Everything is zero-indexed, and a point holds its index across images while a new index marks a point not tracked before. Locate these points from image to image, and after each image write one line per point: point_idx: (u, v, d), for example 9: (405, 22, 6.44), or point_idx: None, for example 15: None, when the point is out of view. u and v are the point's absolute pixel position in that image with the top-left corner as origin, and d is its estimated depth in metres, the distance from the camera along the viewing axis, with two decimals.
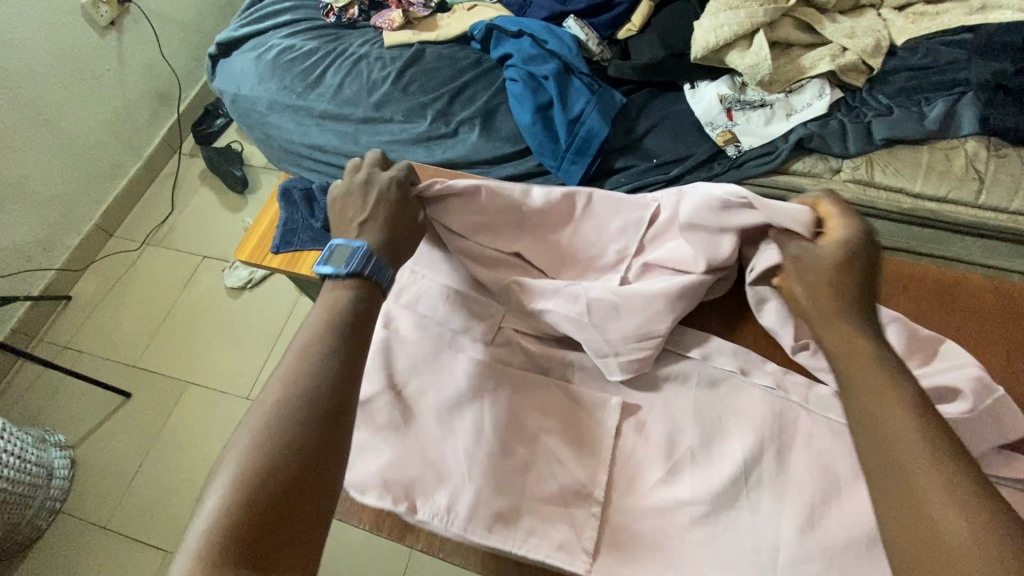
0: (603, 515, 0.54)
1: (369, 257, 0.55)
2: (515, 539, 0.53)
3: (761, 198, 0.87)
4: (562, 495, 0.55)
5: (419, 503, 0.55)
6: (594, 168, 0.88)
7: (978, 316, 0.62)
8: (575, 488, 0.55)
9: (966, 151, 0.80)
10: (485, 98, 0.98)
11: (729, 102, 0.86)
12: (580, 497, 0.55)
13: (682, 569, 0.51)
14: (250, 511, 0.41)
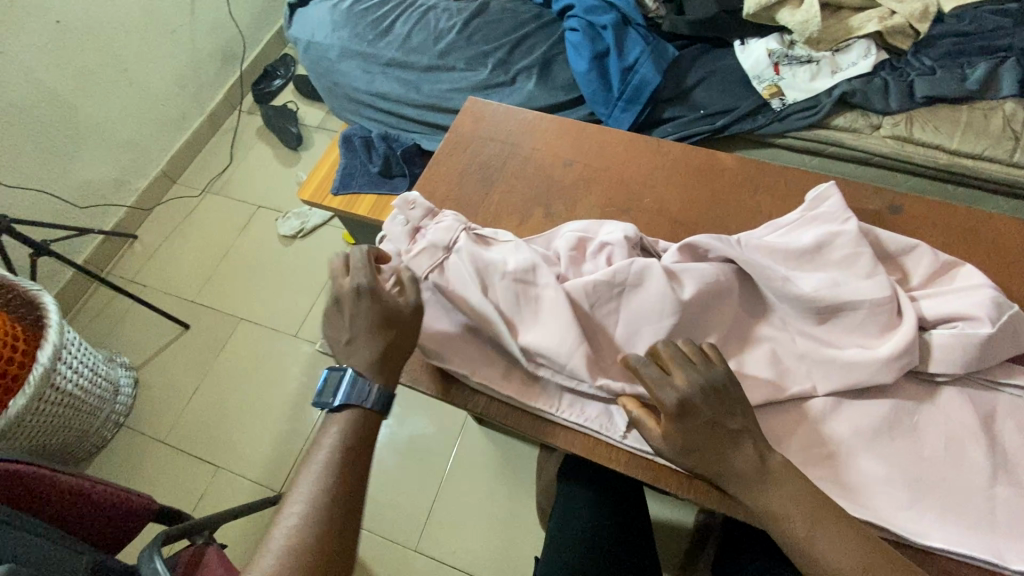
0: None
1: (359, 383, 0.56)
2: (561, 406, 0.61)
3: (800, 152, 0.92)
4: None
5: (478, 375, 0.63)
6: (643, 115, 0.95)
7: (1001, 250, 0.67)
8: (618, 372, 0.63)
9: (1005, 111, 0.84)
10: (544, 49, 1.05)
11: (776, 57, 0.91)
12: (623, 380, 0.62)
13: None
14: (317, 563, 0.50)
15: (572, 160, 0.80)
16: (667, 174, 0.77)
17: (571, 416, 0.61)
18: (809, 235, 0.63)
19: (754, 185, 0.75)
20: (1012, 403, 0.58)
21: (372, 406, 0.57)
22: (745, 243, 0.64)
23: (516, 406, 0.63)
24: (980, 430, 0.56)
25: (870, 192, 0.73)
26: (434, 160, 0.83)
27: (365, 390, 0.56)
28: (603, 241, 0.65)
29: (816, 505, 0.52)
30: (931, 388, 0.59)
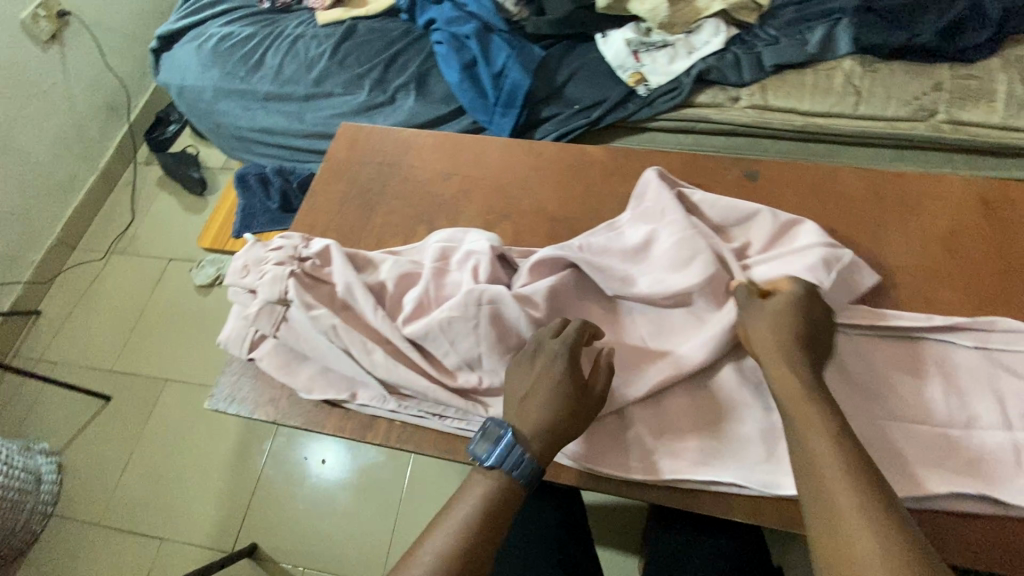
0: None
1: (514, 450, 0.53)
2: (446, 413, 0.61)
3: (673, 132, 0.96)
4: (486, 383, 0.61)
5: (358, 398, 0.63)
6: (522, 117, 0.97)
7: (850, 200, 0.71)
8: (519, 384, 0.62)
9: (844, 70, 0.89)
10: (417, 64, 1.04)
11: (634, 46, 0.95)
12: None
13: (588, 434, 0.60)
14: None
15: (449, 173, 0.80)
16: (543, 173, 0.79)
17: (446, 420, 0.61)
18: (639, 234, 0.65)
19: (624, 172, 0.77)
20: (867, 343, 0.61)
21: (519, 476, 0.53)
22: (588, 249, 0.65)
23: (401, 419, 0.62)
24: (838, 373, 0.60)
25: (726, 164, 0.76)
26: (313, 193, 0.82)
27: (517, 456, 0.53)
28: (469, 250, 0.67)
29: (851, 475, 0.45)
30: None
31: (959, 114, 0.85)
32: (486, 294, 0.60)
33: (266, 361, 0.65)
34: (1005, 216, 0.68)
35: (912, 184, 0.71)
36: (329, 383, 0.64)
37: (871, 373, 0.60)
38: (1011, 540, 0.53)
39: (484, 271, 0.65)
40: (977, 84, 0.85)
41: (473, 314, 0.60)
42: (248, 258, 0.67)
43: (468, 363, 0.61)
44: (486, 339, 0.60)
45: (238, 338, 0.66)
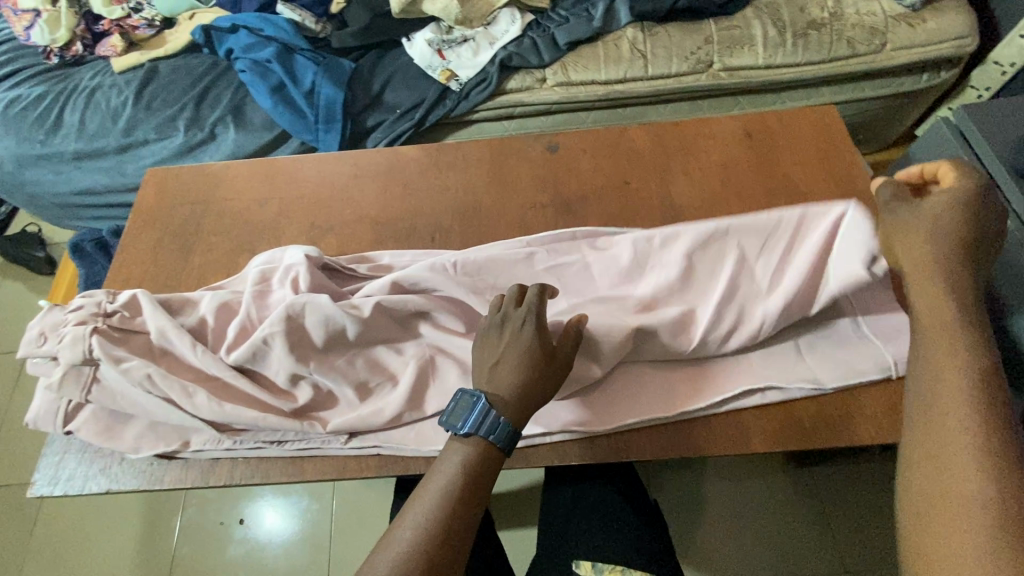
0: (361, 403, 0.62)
1: (488, 415, 0.53)
2: (285, 437, 0.61)
3: (495, 120, 1.01)
4: (320, 398, 0.62)
5: (192, 445, 0.61)
6: (347, 131, 0.97)
7: (638, 155, 0.78)
8: (358, 390, 0.62)
9: (628, 38, 0.97)
10: (229, 96, 1.02)
11: (436, 45, 0.98)
12: (363, 392, 0.62)
13: (427, 425, 0.61)
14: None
15: (267, 199, 0.79)
16: (361, 181, 0.79)
17: (286, 443, 0.61)
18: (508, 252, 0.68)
19: (439, 165, 0.80)
20: None
21: (499, 442, 0.53)
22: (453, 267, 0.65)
23: (241, 454, 0.61)
24: None
25: (530, 141, 0.81)
26: (125, 247, 0.77)
27: (493, 421, 0.53)
28: (285, 266, 0.66)
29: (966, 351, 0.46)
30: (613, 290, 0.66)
31: (730, 61, 0.96)
32: (310, 306, 0.60)
33: (85, 431, 0.62)
34: (766, 142, 0.77)
35: (689, 130, 0.79)
36: (159, 436, 0.62)
37: None
38: (806, 421, 0.60)
39: (303, 283, 0.63)
40: (740, 32, 0.96)
41: (294, 327, 0.60)
42: (43, 326, 0.63)
43: (300, 378, 0.61)
44: (313, 356, 0.61)
45: (49, 416, 0.62)
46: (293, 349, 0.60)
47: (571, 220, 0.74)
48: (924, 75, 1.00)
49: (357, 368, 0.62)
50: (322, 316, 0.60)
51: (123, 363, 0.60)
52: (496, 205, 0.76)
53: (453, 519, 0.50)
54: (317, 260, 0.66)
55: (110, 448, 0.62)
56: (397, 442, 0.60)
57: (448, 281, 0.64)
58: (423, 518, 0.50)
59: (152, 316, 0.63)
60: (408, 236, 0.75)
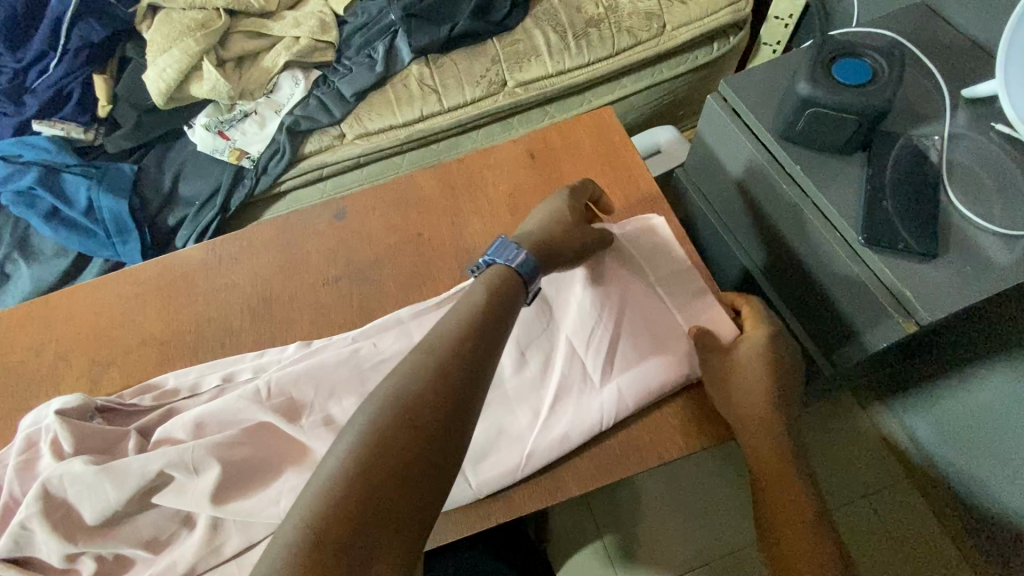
0: (156, 559, 0.56)
1: (518, 254, 0.56)
2: None
3: (306, 186, 0.96)
4: (107, 568, 0.55)
5: None
6: (148, 237, 0.92)
7: (425, 202, 0.75)
8: (151, 548, 0.56)
9: (415, 74, 0.94)
10: (11, 230, 0.93)
11: (215, 127, 0.92)
12: (158, 547, 0.56)
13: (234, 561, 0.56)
14: (354, 490, 0.37)
15: (45, 343, 0.72)
16: (144, 301, 0.74)
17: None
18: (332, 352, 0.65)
19: (226, 259, 0.75)
20: None
21: (523, 273, 0.55)
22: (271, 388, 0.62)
23: None
24: None
25: (317, 211, 0.77)
26: None
27: (522, 257, 0.56)
28: (46, 429, 0.59)
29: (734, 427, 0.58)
30: None
31: (522, 76, 0.94)
32: (66, 477, 0.54)
33: None
34: (550, 161, 0.75)
35: (474, 164, 0.76)
36: None
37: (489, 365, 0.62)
38: (620, 447, 0.58)
39: (66, 445, 0.57)
40: (523, 45, 0.95)
41: (49, 506, 0.53)
42: None
43: (74, 557, 0.54)
44: (76, 530, 0.54)
45: None
46: (54, 527, 0.53)
47: (368, 288, 0.70)
48: (714, 44, 1.00)
49: (141, 530, 0.56)
50: (84, 483, 0.54)
51: None
52: (288, 290, 0.72)
53: (412, 409, 0.41)
54: (93, 409, 0.61)
55: None
56: None
57: (260, 400, 0.61)
58: (393, 396, 0.42)
59: None
60: (200, 347, 0.69)
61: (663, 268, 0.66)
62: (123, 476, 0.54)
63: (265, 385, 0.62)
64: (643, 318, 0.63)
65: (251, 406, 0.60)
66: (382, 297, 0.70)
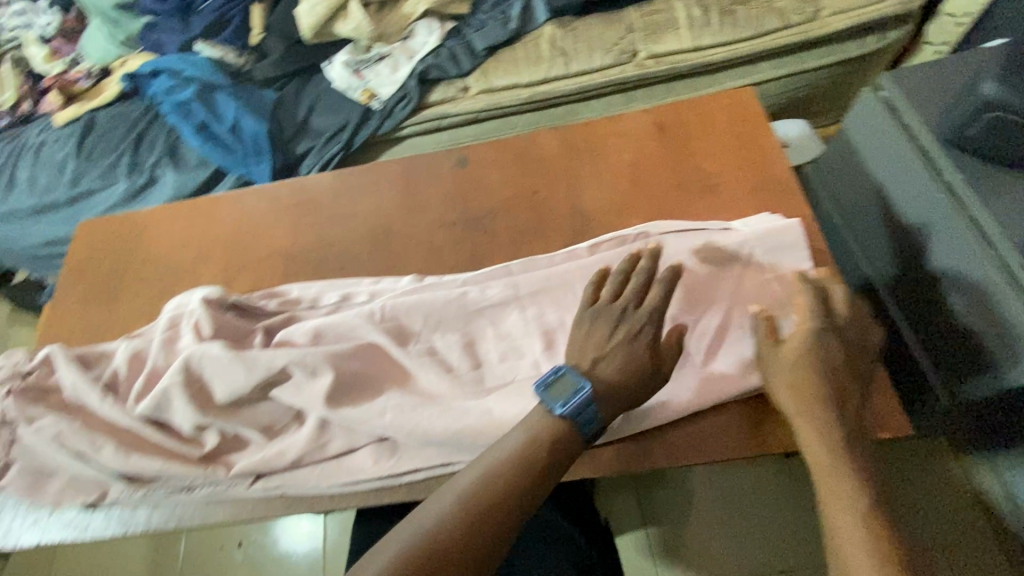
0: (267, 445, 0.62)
1: (588, 405, 0.50)
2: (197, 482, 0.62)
3: (424, 134, 0.99)
4: (227, 443, 0.62)
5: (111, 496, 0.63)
6: (278, 161, 0.98)
7: (546, 160, 0.75)
8: (265, 434, 0.62)
9: (548, 35, 0.95)
10: (164, 138, 1.03)
11: (353, 66, 0.97)
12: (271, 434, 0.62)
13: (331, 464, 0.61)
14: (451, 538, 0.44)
15: (187, 241, 0.80)
16: (274, 216, 0.80)
17: (197, 488, 0.62)
18: (443, 289, 0.68)
19: (352, 189, 0.79)
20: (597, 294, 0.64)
21: (587, 433, 0.51)
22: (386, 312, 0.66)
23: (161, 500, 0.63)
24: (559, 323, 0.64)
25: (440, 156, 0.79)
26: (59, 302, 0.80)
27: (589, 413, 0.50)
28: (190, 313, 0.67)
29: (816, 418, 0.51)
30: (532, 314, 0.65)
31: (656, 48, 0.92)
32: (206, 356, 0.60)
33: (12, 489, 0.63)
34: (679, 135, 0.73)
35: (600, 129, 0.76)
36: (79, 489, 0.63)
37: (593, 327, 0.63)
38: (712, 426, 0.58)
39: (207, 328, 0.64)
40: (663, 17, 0.93)
41: (190, 378, 0.60)
42: None
43: (202, 428, 0.61)
44: (210, 403, 0.61)
45: None
46: (192, 398, 0.60)
47: (480, 236, 0.72)
48: (870, 37, 0.93)
49: (260, 416, 0.62)
50: (221, 364, 0.60)
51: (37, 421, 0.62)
52: (405, 226, 0.75)
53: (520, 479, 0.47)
54: (226, 303, 0.68)
55: (37, 503, 0.64)
56: (300, 482, 0.60)
57: (374, 322, 0.65)
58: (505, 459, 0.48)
59: (67, 371, 0.64)
60: (321, 265, 0.75)
61: (798, 259, 0.61)
62: (254, 365, 0.60)
63: (380, 310, 0.66)
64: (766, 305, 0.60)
65: (365, 327, 0.65)
66: (494, 246, 0.71)
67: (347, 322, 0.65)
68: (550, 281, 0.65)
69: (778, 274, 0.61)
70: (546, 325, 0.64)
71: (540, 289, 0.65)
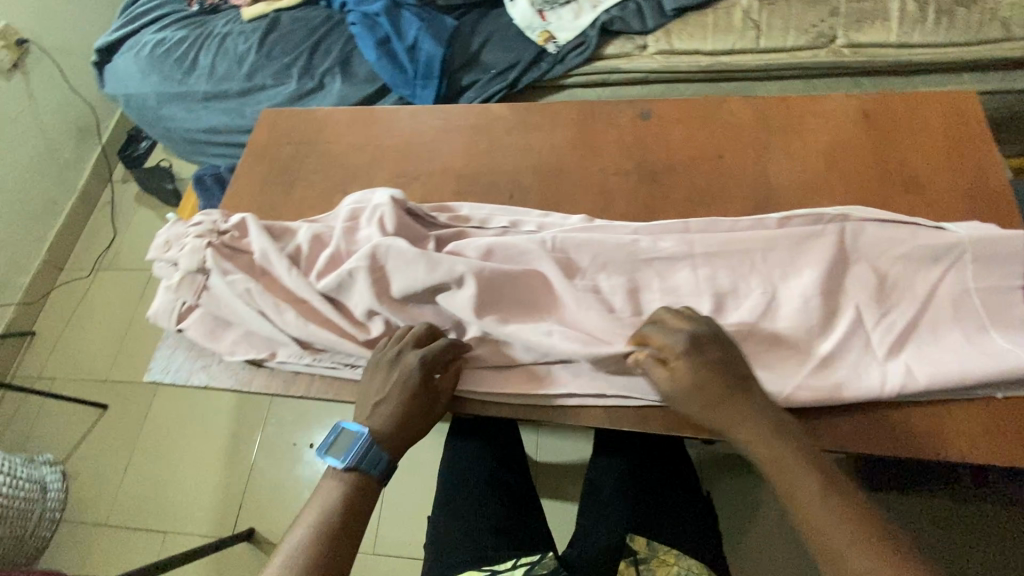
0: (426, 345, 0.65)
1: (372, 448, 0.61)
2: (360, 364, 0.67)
3: (589, 87, 0.98)
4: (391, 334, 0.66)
5: (280, 356, 0.68)
6: (443, 88, 1.00)
7: (735, 128, 0.74)
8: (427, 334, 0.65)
9: (743, 6, 0.92)
10: (339, 48, 1.08)
11: (539, 5, 0.99)
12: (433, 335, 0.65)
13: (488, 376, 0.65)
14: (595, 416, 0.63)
15: (364, 144, 0.84)
16: (449, 136, 0.82)
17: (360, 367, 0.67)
18: (616, 233, 0.67)
19: (528, 124, 0.80)
20: (780, 270, 0.62)
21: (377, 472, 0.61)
22: (561, 244, 0.66)
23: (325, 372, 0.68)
24: (733, 290, 0.62)
25: (622, 108, 0.79)
26: (239, 179, 0.85)
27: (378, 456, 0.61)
28: (372, 207, 0.70)
29: (779, 447, 0.53)
30: (704, 275, 0.63)
31: (856, 37, 0.87)
32: (393, 249, 0.64)
33: (195, 330, 0.69)
34: (885, 126, 0.70)
35: (796, 108, 0.73)
36: (252, 345, 0.69)
37: (768, 300, 0.61)
38: (877, 423, 0.57)
39: (390, 224, 0.68)
40: (872, 6, 0.88)
41: (373, 267, 0.64)
42: (163, 235, 0.71)
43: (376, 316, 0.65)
44: (384, 293, 0.65)
45: (165, 314, 0.70)
46: (373, 285, 0.64)
47: (656, 192, 0.72)
48: None
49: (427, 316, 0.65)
50: (406, 260, 0.63)
51: (228, 275, 0.67)
52: (578, 167, 0.76)
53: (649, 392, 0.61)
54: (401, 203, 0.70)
55: (212, 349, 0.70)
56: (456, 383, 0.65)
57: (545, 251, 0.66)
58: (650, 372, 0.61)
59: (258, 238, 0.69)
60: (490, 191, 0.77)
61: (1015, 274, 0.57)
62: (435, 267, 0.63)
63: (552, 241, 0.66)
64: (967, 313, 0.57)
65: (537, 254, 0.66)
66: (669, 203, 0.71)
67: (516, 246, 0.67)
68: (732, 244, 0.63)
69: (986, 285, 0.57)
70: (719, 288, 0.63)
71: (720, 250, 0.64)
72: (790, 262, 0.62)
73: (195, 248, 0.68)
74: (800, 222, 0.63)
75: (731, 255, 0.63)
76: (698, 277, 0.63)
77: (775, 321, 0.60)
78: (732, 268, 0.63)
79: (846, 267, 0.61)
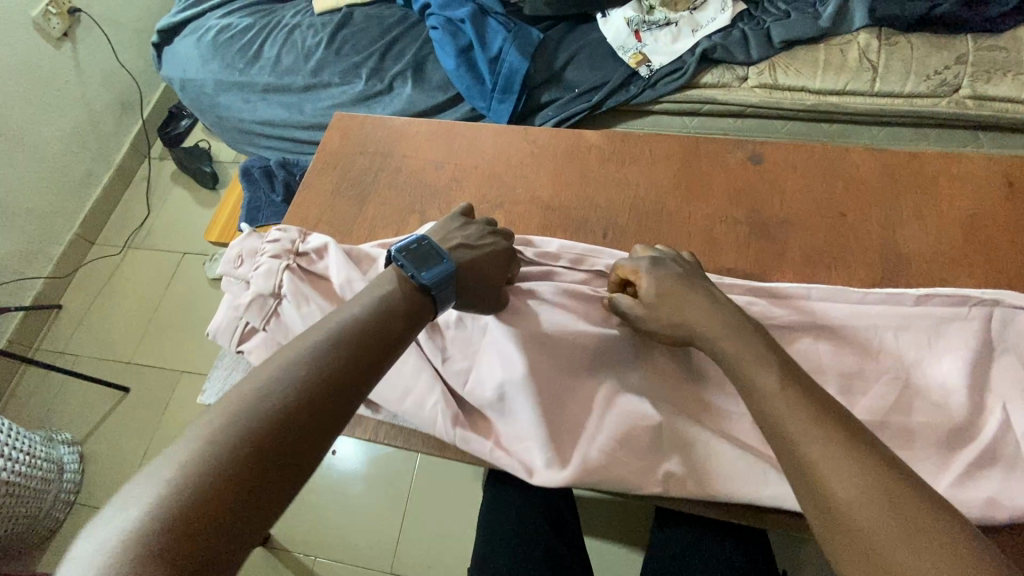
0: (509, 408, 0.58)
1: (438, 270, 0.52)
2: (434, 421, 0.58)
3: (677, 116, 0.92)
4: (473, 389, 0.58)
5: None
6: (521, 103, 0.94)
7: (860, 183, 0.67)
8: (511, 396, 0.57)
9: (859, 44, 0.85)
10: (413, 52, 1.03)
11: (636, 24, 0.94)
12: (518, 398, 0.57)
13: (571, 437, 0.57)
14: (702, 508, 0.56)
15: (442, 162, 0.78)
16: (536, 162, 0.76)
17: (425, 404, 0.58)
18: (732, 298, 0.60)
19: (623, 156, 0.74)
20: (917, 355, 0.55)
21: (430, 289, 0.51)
22: None
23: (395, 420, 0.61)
24: (863, 371, 0.56)
25: (729, 148, 0.72)
26: (306, 187, 0.80)
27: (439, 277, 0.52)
28: None
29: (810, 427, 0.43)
30: (828, 352, 0.57)
31: (985, 88, 0.80)
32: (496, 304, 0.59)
33: (257, 356, 0.64)
34: None
35: (928, 166, 0.67)
36: None
37: (902, 387, 0.55)
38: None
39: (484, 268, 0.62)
40: (1003, 57, 0.81)
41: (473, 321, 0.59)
42: (234, 248, 0.66)
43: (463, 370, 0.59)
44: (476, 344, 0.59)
45: (226, 332, 0.65)
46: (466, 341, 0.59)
47: (769, 248, 0.65)
48: None
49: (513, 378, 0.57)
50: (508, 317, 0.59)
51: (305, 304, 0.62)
52: (680, 209, 0.69)
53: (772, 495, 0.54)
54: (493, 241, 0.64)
55: None
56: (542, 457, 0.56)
57: None
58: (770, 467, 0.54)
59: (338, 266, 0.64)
60: (581, 226, 0.71)
61: None
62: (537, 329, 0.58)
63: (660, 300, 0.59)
64: None
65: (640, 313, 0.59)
66: (784, 260, 0.64)
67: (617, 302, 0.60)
68: (862, 319, 0.57)
69: None
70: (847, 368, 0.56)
71: (846, 326, 0.57)
72: (932, 346, 0.55)
73: (273, 269, 0.63)
74: (941, 303, 0.56)
75: (861, 333, 0.57)
76: (822, 353, 0.57)
77: (907, 414, 0.54)
78: (863, 347, 0.57)
79: (999, 359, 0.54)
